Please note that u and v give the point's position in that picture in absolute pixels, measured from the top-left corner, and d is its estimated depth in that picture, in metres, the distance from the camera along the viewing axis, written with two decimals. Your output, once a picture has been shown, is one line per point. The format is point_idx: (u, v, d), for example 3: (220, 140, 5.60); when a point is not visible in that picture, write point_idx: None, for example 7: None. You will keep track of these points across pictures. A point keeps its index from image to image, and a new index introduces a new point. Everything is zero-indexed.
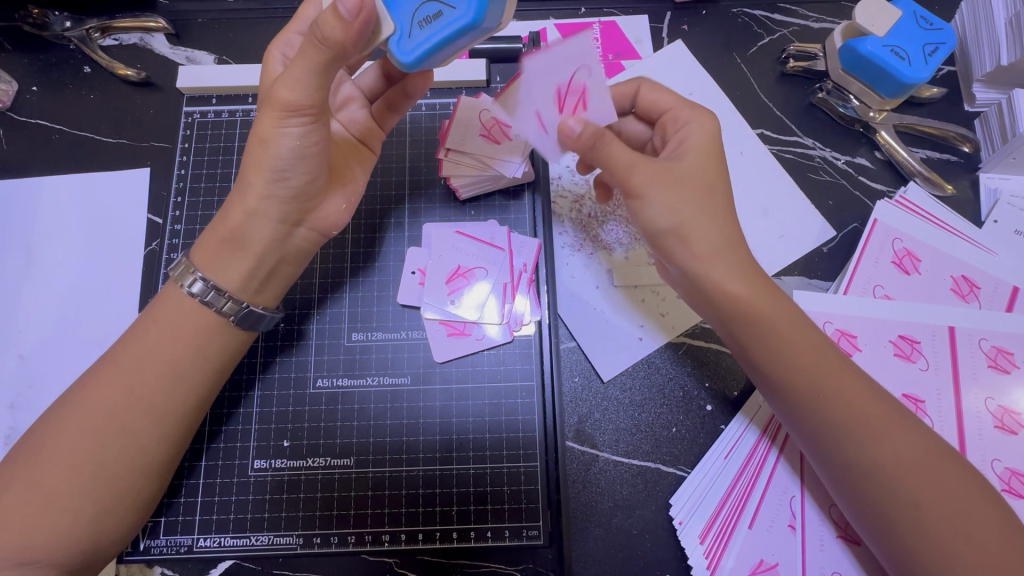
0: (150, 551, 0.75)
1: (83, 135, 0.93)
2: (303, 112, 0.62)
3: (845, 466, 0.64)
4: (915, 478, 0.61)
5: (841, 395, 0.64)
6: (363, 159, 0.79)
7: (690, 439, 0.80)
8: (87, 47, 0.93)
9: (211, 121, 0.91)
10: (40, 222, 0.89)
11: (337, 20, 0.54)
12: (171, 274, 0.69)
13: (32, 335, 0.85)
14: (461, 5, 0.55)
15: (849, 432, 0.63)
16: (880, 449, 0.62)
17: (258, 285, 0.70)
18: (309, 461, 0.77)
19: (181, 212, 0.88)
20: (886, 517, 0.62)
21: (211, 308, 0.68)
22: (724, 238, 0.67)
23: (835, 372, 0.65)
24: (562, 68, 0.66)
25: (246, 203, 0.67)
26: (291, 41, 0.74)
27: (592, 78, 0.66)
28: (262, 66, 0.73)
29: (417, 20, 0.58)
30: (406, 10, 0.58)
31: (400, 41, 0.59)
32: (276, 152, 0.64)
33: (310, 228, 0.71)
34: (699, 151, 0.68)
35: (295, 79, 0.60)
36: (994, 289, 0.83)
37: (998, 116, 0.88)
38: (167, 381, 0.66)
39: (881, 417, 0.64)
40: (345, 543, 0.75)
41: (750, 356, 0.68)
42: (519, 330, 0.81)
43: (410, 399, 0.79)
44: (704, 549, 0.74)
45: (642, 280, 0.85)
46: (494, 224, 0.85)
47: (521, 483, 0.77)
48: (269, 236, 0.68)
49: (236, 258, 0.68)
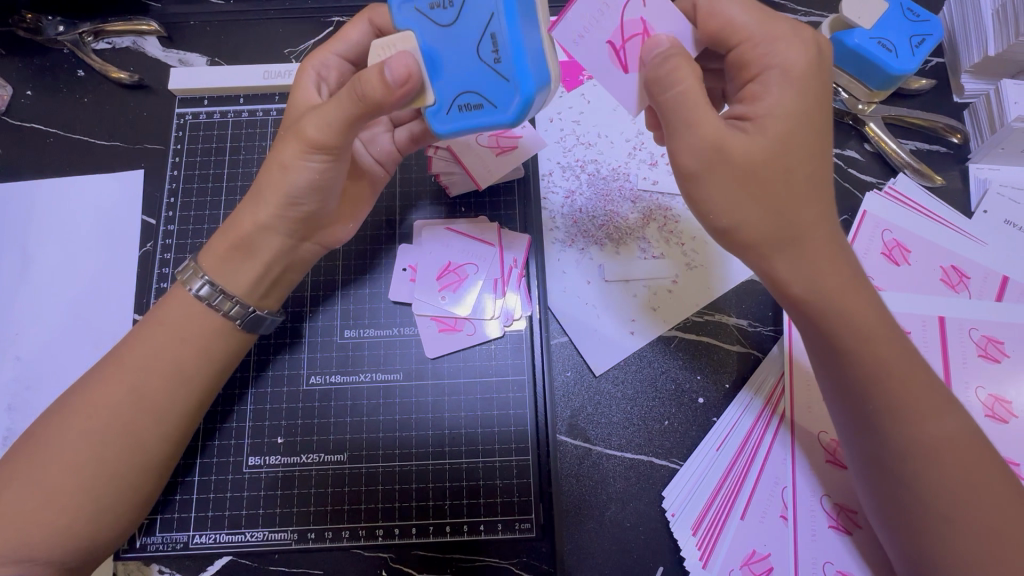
0: (147, 547, 0.75)
1: (77, 138, 0.93)
2: (325, 151, 0.64)
3: (900, 483, 0.61)
4: (952, 471, 0.59)
5: (902, 378, 0.61)
6: (371, 187, 0.80)
7: (682, 432, 0.80)
8: (80, 51, 0.94)
9: (203, 122, 0.93)
10: (35, 224, 0.90)
11: (381, 84, 0.56)
12: (177, 277, 0.71)
13: (28, 336, 0.86)
14: (500, 99, 0.58)
15: (917, 441, 0.60)
16: (944, 472, 0.59)
17: (262, 292, 0.72)
18: (303, 458, 0.78)
19: (175, 213, 0.89)
20: (910, 504, 0.60)
21: (218, 311, 0.69)
22: (787, 226, 0.59)
23: (903, 358, 0.62)
24: (615, 11, 0.60)
25: (257, 215, 0.68)
26: (327, 62, 0.74)
27: (654, 11, 0.60)
28: (295, 83, 0.73)
29: (457, 100, 0.60)
30: (449, 87, 0.60)
31: (436, 112, 0.61)
32: (292, 179, 0.66)
33: (315, 244, 0.74)
34: (770, 123, 0.57)
35: (324, 121, 0.63)
36: (984, 279, 0.84)
37: (986, 106, 0.88)
38: (171, 382, 0.67)
39: (948, 432, 0.60)
40: (339, 538, 0.76)
41: (820, 344, 0.63)
42: (511, 325, 0.83)
43: (403, 395, 0.80)
44: (696, 540, 0.75)
45: (635, 275, 0.85)
46: (484, 220, 0.86)
47: (513, 476, 0.77)
48: (279, 250, 0.70)
49: (244, 265, 0.69)
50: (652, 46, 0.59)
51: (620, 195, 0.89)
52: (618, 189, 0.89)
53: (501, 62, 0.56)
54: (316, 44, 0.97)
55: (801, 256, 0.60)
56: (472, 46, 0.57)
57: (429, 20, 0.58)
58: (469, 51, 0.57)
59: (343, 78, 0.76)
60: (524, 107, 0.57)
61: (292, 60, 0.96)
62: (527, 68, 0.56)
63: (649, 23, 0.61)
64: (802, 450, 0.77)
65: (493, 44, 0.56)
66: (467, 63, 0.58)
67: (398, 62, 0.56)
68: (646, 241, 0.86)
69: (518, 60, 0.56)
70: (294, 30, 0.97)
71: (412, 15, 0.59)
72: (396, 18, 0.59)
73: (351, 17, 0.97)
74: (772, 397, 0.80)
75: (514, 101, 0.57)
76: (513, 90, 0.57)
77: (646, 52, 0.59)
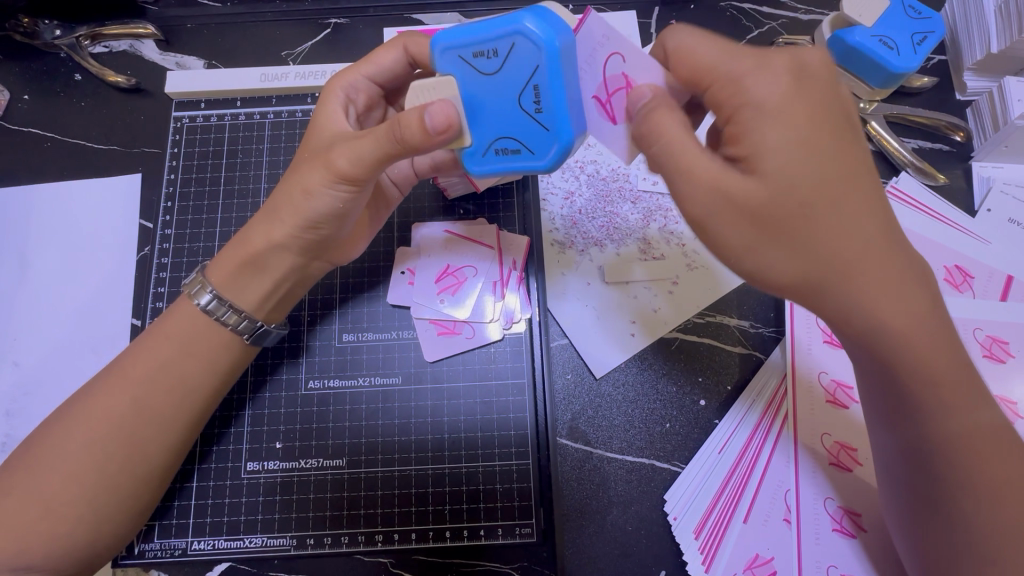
0: (144, 554, 0.75)
1: (74, 142, 0.93)
2: (351, 182, 0.64)
3: (935, 495, 0.59)
4: (977, 474, 0.57)
5: (943, 379, 0.57)
6: (383, 208, 0.81)
7: (684, 435, 0.79)
8: (77, 54, 0.94)
9: (200, 125, 0.92)
10: (33, 228, 0.90)
11: (419, 126, 0.55)
12: (185, 289, 0.70)
13: (26, 341, 0.86)
14: (539, 148, 0.57)
15: (951, 455, 0.58)
16: (981, 487, 0.57)
17: (271, 307, 0.72)
18: (302, 463, 0.77)
19: (172, 217, 0.89)
20: (929, 502, 0.60)
21: (225, 325, 0.69)
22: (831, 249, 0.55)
23: (951, 355, 0.58)
24: (597, 65, 0.60)
25: (271, 233, 0.67)
26: (356, 84, 0.72)
27: (633, 65, 0.59)
28: (321, 100, 0.70)
29: (493, 146, 0.59)
30: (486, 132, 0.59)
31: (471, 155, 0.60)
32: (314, 206, 0.65)
33: (325, 262, 0.74)
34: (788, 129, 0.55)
35: (355, 155, 0.62)
36: (988, 279, 0.83)
37: (989, 103, 0.87)
38: (173, 391, 0.66)
39: (991, 442, 0.58)
40: (338, 544, 0.75)
41: (856, 353, 0.61)
42: (510, 327, 0.82)
43: (402, 398, 0.80)
44: (699, 544, 0.74)
45: (634, 276, 0.84)
46: (484, 223, 0.85)
47: (513, 481, 0.77)
48: (290, 266, 0.70)
49: (254, 280, 0.69)
50: (638, 96, 0.58)
51: (620, 196, 0.88)
52: (618, 190, 0.88)
53: (543, 113, 0.56)
54: (314, 47, 0.96)
55: (848, 291, 0.55)
56: (513, 95, 0.56)
57: (472, 66, 0.57)
58: (511, 100, 0.56)
59: (370, 100, 0.75)
60: (562, 156, 0.57)
61: (290, 62, 0.96)
62: (569, 119, 0.56)
63: (632, 76, 0.60)
64: (806, 454, 0.76)
65: (536, 96, 0.55)
66: (506, 112, 0.57)
67: (437, 110, 0.55)
68: (647, 242, 0.86)
69: (559, 111, 0.55)
70: (291, 32, 0.97)
71: (454, 61, 0.57)
72: (438, 62, 0.57)
73: (348, 19, 0.97)
74: (773, 401, 0.79)
75: (552, 151, 0.57)
76: (554, 140, 0.56)
77: (632, 103, 0.59)
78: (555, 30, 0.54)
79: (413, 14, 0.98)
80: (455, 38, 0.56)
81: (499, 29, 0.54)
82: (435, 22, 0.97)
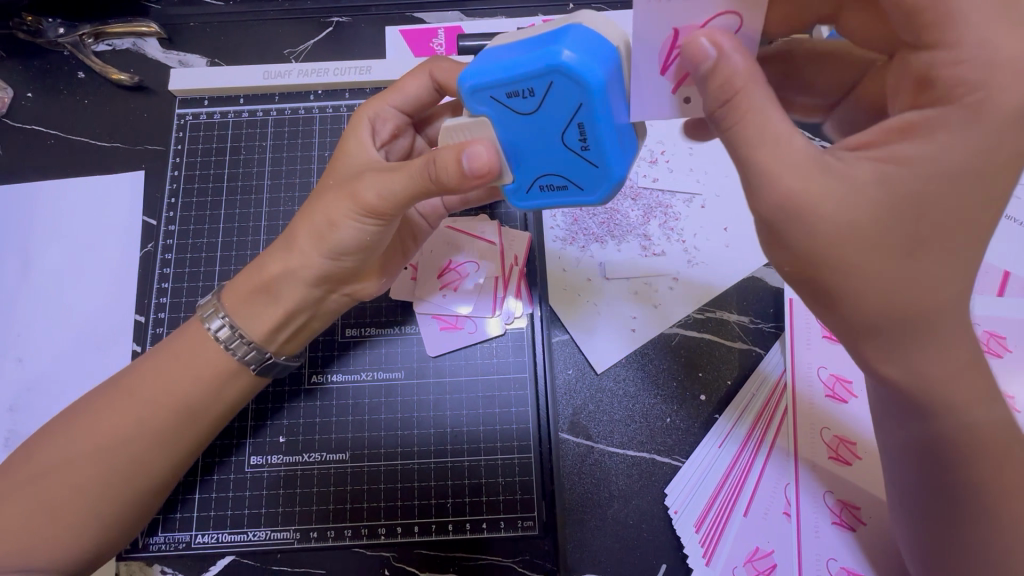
0: (149, 547, 0.75)
1: (77, 139, 0.94)
2: (377, 217, 0.62)
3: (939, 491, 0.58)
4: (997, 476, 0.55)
5: None
6: (412, 245, 0.79)
7: (685, 430, 0.79)
8: (80, 52, 0.94)
9: (203, 122, 0.93)
10: (37, 225, 0.90)
11: (457, 171, 0.53)
12: (198, 313, 0.70)
13: (29, 338, 0.86)
14: (587, 183, 0.55)
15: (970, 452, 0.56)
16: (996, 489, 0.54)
17: (285, 336, 0.71)
18: (305, 457, 0.78)
19: (176, 213, 0.89)
20: (937, 501, 0.58)
21: (230, 355, 0.68)
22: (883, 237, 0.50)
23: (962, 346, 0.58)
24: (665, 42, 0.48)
25: (289, 260, 0.66)
26: (382, 113, 0.71)
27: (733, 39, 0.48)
28: (347, 132, 0.70)
29: (536, 182, 0.57)
30: (530, 169, 0.56)
31: (514, 190, 0.58)
32: (340, 237, 0.64)
33: (342, 295, 0.71)
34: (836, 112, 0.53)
35: (384, 189, 0.60)
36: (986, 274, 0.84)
37: None
38: (178, 388, 0.67)
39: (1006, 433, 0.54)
40: (341, 537, 0.75)
41: None
42: (511, 322, 0.83)
43: (405, 393, 0.80)
44: (699, 537, 0.74)
45: (637, 274, 0.85)
46: (486, 219, 0.86)
47: (516, 475, 0.77)
48: (302, 299, 0.68)
49: (265, 310, 0.68)
50: (698, 54, 0.46)
51: (620, 194, 0.89)
52: None
53: (590, 150, 0.52)
54: (316, 45, 0.97)
55: None
56: (556, 134, 0.52)
57: (505, 105, 0.52)
58: (556, 138, 0.52)
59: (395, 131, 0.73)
60: (613, 190, 0.55)
61: (292, 60, 0.96)
62: (620, 153, 0.52)
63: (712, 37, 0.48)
64: (806, 445, 0.77)
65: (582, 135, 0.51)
66: (551, 150, 0.54)
67: (479, 154, 0.52)
68: (647, 238, 0.86)
69: (609, 146, 0.52)
70: (293, 31, 0.98)
71: (485, 100, 0.52)
72: (466, 102, 0.52)
73: (350, 18, 0.98)
74: (772, 397, 0.80)
75: (602, 186, 0.55)
76: (604, 178, 0.54)
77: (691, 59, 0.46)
78: (596, 57, 0.48)
79: (414, 13, 0.98)
80: (483, 78, 0.50)
81: (531, 67, 0.48)
82: (436, 21, 0.97)
